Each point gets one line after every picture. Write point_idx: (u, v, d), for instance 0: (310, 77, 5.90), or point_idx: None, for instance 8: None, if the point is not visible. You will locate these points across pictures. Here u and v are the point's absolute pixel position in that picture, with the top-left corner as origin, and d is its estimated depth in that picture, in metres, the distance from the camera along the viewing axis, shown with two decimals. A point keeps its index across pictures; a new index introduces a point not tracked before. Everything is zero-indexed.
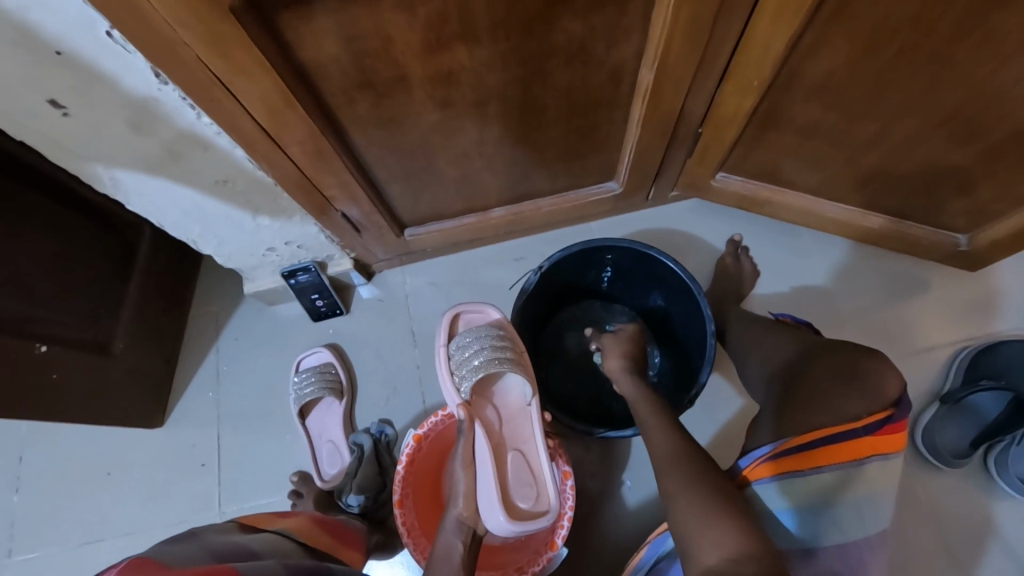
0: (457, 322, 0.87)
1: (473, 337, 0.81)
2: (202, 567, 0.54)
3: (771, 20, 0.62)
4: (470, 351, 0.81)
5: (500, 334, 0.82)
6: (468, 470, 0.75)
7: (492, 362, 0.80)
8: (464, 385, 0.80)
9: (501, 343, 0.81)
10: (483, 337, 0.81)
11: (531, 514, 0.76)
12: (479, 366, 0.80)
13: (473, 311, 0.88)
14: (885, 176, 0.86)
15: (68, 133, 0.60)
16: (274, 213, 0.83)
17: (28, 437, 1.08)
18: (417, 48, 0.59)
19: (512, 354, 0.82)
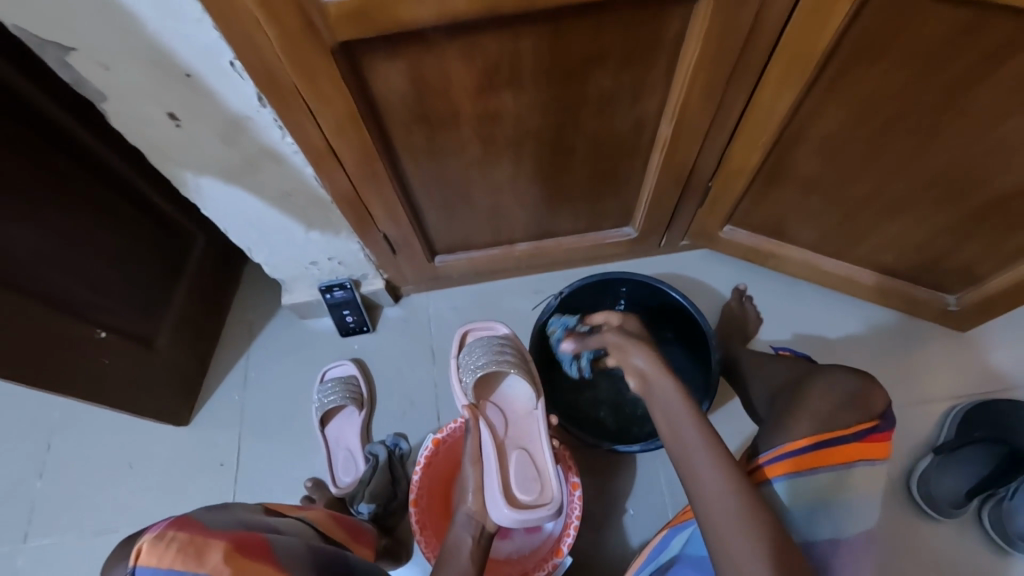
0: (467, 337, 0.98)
1: (479, 344, 0.91)
2: (238, 533, 0.57)
3: (772, 87, 0.74)
4: (474, 355, 0.90)
5: (505, 343, 0.91)
6: (476, 465, 0.82)
7: (493, 363, 0.88)
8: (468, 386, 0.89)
9: (504, 348, 0.90)
10: (489, 344, 0.91)
11: (534, 506, 0.79)
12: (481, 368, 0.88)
13: (483, 328, 0.99)
14: (877, 232, 0.95)
15: (173, 142, 0.71)
16: (325, 228, 0.92)
17: (58, 426, 1.13)
18: (473, 91, 0.71)
19: (516, 358, 0.89)
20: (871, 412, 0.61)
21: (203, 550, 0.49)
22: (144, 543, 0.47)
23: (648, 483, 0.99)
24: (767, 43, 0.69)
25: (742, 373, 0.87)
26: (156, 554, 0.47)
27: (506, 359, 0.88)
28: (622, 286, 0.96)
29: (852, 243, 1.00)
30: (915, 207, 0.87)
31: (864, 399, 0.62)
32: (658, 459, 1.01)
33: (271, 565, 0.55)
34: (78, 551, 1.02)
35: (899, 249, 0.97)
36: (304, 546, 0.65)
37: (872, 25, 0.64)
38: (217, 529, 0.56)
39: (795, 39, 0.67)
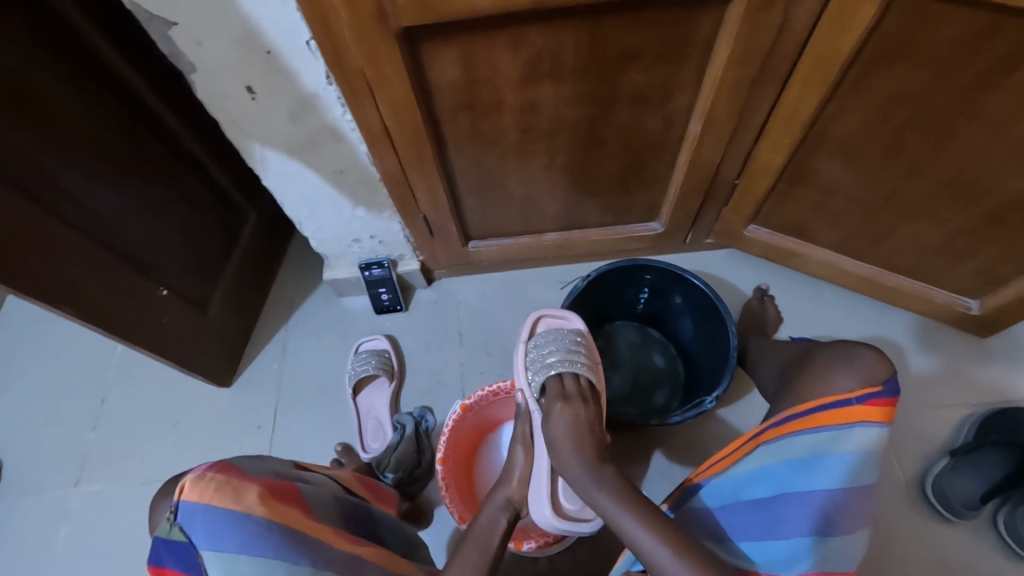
0: (538, 325, 0.93)
1: (553, 338, 0.87)
2: (273, 478, 0.60)
3: (800, 86, 0.78)
4: (548, 349, 0.86)
5: (580, 342, 0.87)
6: (526, 449, 0.85)
7: (570, 359, 0.84)
8: (535, 379, 0.85)
9: (579, 348, 0.86)
10: (565, 339, 0.87)
11: (577, 516, 0.80)
12: (558, 360, 0.84)
13: (555, 316, 0.94)
14: (899, 235, 0.97)
15: (247, 114, 0.79)
16: (370, 206, 0.99)
17: (111, 382, 1.21)
18: (518, 81, 0.76)
19: (589, 361, 0.85)
20: (878, 378, 0.63)
21: (240, 491, 0.53)
22: (187, 479, 0.51)
23: (662, 467, 1.02)
24: (794, 44, 0.73)
25: (755, 361, 0.93)
26: (198, 490, 0.51)
27: (579, 358, 0.84)
28: (646, 274, 1.01)
29: (875, 246, 1.02)
30: (938, 211, 0.90)
31: (873, 368, 0.64)
32: (673, 445, 1.04)
33: (302, 510, 0.59)
34: (124, 498, 1.10)
35: (922, 254, 0.99)
36: (331, 497, 0.68)
37: (895, 30, 0.68)
38: (253, 473, 0.59)
39: (822, 41, 0.71)
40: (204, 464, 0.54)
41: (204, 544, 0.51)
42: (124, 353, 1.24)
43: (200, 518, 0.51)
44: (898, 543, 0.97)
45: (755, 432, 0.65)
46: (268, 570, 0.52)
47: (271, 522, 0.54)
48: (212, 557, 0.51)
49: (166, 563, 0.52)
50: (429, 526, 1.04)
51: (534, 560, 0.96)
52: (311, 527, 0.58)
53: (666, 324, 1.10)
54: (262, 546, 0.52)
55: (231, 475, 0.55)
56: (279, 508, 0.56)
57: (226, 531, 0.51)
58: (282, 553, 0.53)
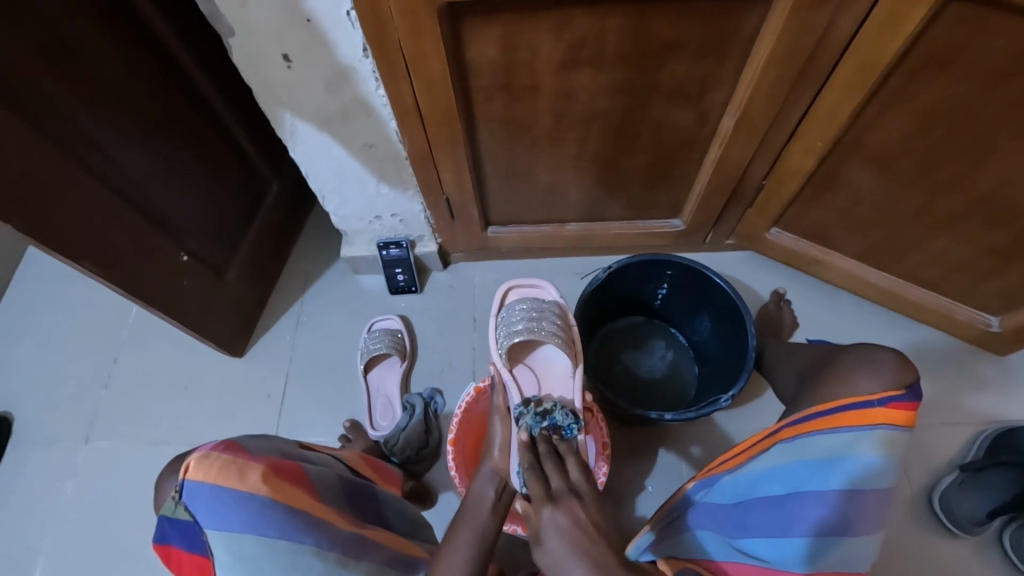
0: (509, 294, 0.92)
1: (521, 308, 0.86)
2: (280, 458, 0.59)
3: (841, 89, 0.77)
4: (515, 317, 0.85)
5: (551, 310, 0.86)
6: (504, 420, 0.79)
7: (535, 328, 0.84)
8: (503, 344, 0.85)
9: (549, 316, 0.85)
10: (536, 306, 0.86)
11: None
12: (523, 328, 0.84)
13: (528, 286, 0.92)
14: (924, 247, 0.97)
15: (283, 81, 0.79)
16: (394, 183, 0.99)
17: (125, 344, 1.22)
18: (555, 66, 0.76)
19: (557, 330, 0.85)
20: (902, 382, 0.63)
21: (245, 470, 0.52)
22: (192, 458, 0.51)
23: (669, 465, 1.02)
24: (840, 45, 0.72)
25: (773, 362, 0.93)
26: (203, 469, 0.51)
27: (546, 324, 0.85)
28: (666, 270, 1.01)
29: (900, 256, 1.01)
30: (967, 226, 0.89)
31: (897, 372, 0.64)
32: (681, 443, 1.04)
33: (308, 491, 0.58)
34: (130, 460, 1.10)
35: (947, 267, 0.98)
36: (339, 479, 0.67)
37: (943, 36, 0.67)
38: (260, 452, 0.58)
39: (869, 43, 0.70)
40: (212, 441, 0.54)
41: (208, 523, 0.51)
42: (139, 316, 1.25)
43: (206, 496, 0.50)
44: (901, 555, 0.97)
45: (773, 429, 0.64)
46: (272, 548, 0.51)
47: (275, 501, 0.53)
48: (218, 535, 0.50)
49: (172, 541, 0.53)
50: (433, 507, 1.04)
51: (536, 546, 0.97)
52: (316, 508, 0.57)
53: (682, 322, 1.10)
54: (265, 526, 0.51)
55: (239, 455, 0.54)
56: (286, 489, 0.55)
57: (231, 510, 0.51)
58: (287, 533, 0.52)
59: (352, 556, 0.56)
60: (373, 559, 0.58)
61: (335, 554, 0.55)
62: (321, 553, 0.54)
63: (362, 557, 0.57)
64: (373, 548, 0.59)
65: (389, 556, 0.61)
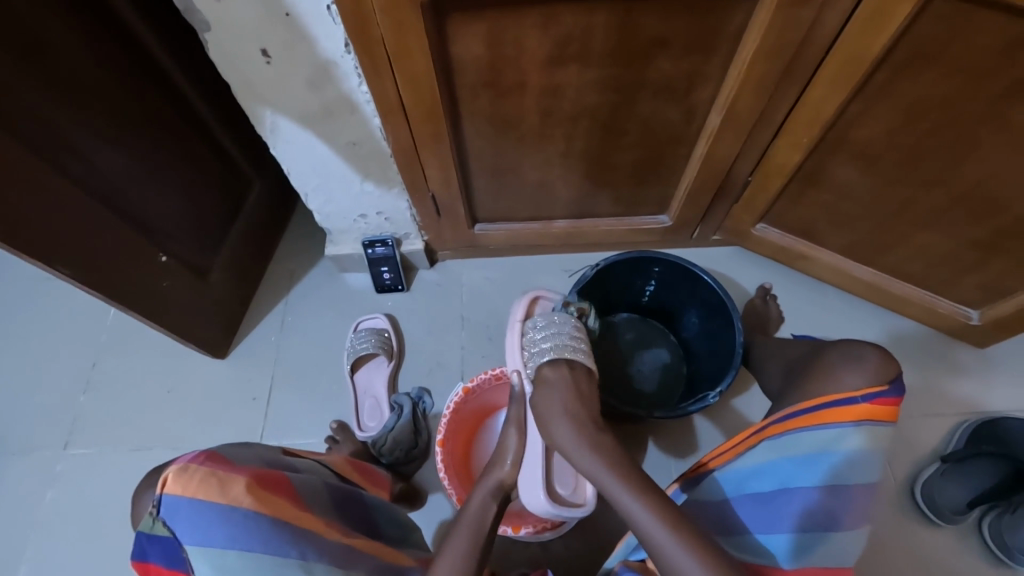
0: (534, 304, 0.93)
1: (550, 324, 0.85)
2: (262, 468, 0.58)
3: (826, 85, 0.77)
4: (545, 335, 0.84)
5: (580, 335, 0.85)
6: (518, 433, 0.83)
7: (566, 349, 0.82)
8: (531, 361, 0.84)
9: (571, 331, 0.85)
10: (557, 324, 0.85)
11: (570, 502, 0.83)
12: (553, 348, 0.82)
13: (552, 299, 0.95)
14: (906, 242, 0.98)
15: (262, 78, 0.77)
16: (379, 181, 0.97)
17: (103, 347, 1.19)
18: (541, 62, 0.75)
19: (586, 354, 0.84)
20: (886, 378, 0.64)
21: (227, 482, 0.51)
22: (171, 472, 0.50)
23: (658, 461, 1.03)
24: (825, 41, 0.72)
25: (759, 357, 0.93)
26: (182, 483, 0.49)
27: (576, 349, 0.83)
28: (655, 266, 1.01)
29: (883, 251, 1.02)
30: (948, 221, 0.90)
31: (880, 367, 0.65)
32: (670, 439, 1.04)
33: (292, 501, 0.57)
34: (111, 466, 1.08)
35: (929, 261, 0.99)
36: (324, 486, 0.66)
37: (926, 33, 0.67)
38: (242, 463, 0.57)
39: (854, 40, 0.70)
40: (191, 453, 0.52)
41: (188, 539, 0.49)
42: (118, 319, 1.22)
43: (184, 511, 0.49)
44: (885, 544, 0.98)
45: (760, 426, 0.65)
46: (255, 563, 0.50)
47: (257, 514, 0.51)
48: (198, 552, 0.49)
49: (151, 558, 0.51)
50: (423, 507, 1.04)
51: (527, 545, 0.97)
52: (300, 518, 0.56)
53: (670, 318, 1.10)
54: (247, 540, 0.50)
55: (219, 466, 0.53)
56: (269, 500, 0.54)
57: (211, 525, 0.49)
58: (271, 546, 0.51)
59: (338, 566, 0.55)
60: (362, 567, 0.58)
61: (321, 565, 0.54)
62: (305, 565, 0.53)
63: (349, 566, 0.56)
64: (360, 557, 0.59)
65: (376, 563, 0.60)
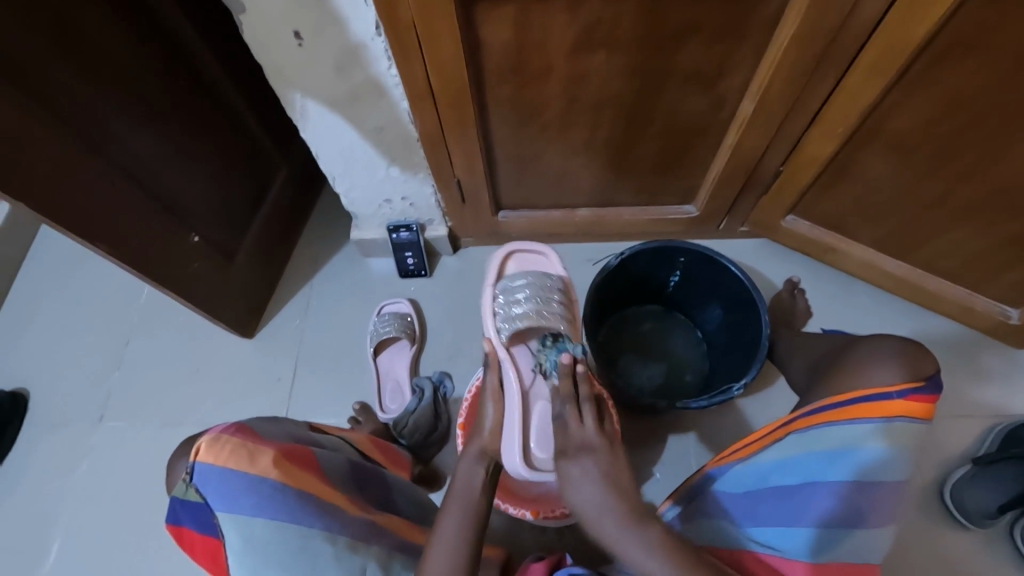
0: (507, 262, 0.88)
1: (529, 286, 0.82)
2: (289, 442, 0.60)
3: (864, 73, 0.75)
4: (520, 296, 0.82)
5: (556, 290, 0.83)
6: (496, 403, 0.79)
7: (539, 312, 0.81)
8: (504, 327, 0.81)
9: (552, 297, 0.82)
10: (540, 286, 0.82)
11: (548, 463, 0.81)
12: (526, 312, 0.81)
13: (526, 253, 0.89)
14: (944, 238, 0.94)
15: (293, 61, 0.77)
16: (404, 166, 0.98)
17: (137, 324, 1.23)
18: (568, 47, 0.74)
19: (562, 314, 0.82)
20: (920, 374, 0.62)
21: (255, 454, 0.53)
22: (203, 442, 0.52)
23: (677, 453, 1.02)
24: (865, 27, 0.69)
25: (785, 354, 0.92)
26: (213, 452, 0.52)
27: (551, 310, 0.81)
28: (679, 257, 1.00)
29: (919, 247, 0.99)
30: (990, 217, 0.87)
31: (916, 363, 0.63)
32: (690, 431, 1.03)
33: (316, 475, 0.58)
34: (144, 439, 1.12)
35: (967, 259, 0.96)
36: (347, 463, 0.67)
37: (972, 21, 0.65)
38: (269, 436, 0.59)
39: (896, 26, 0.68)
40: (222, 425, 0.55)
41: (219, 505, 0.51)
42: (151, 297, 1.26)
43: (214, 480, 0.51)
44: (909, 545, 0.96)
45: (786, 420, 0.64)
46: (282, 532, 0.52)
47: (284, 486, 0.53)
48: (228, 519, 0.51)
49: (184, 522, 0.54)
50: (441, 489, 1.05)
51: (543, 530, 0.98)
52: (324, 492, 0.57)
53: (693, 310, 1.09)
54: (275, 509, 0.52)
55: (248, 439, 0.55)
56: (296, 474, 0.55)
57: (240, 493, 0.51)
58: (297, 517, 0.52)
59: (360, 541, 0.57)
60: (382, 544, 0.59)
61: (344, 538, 0.55)
62: (330, 538, 0.54)
63: (371, 542, 0.58)
64: (380, 534, 0.60)
65: (396, 542, 0.61)
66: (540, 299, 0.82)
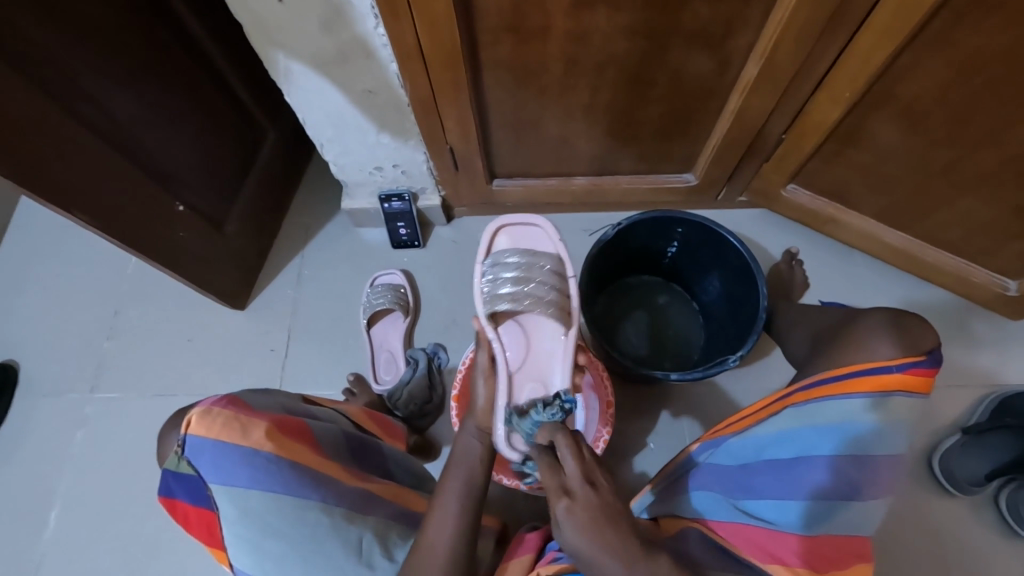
0: (498, 238, 0.83)
1: (514, 263, 0.78)
2: (282, 415, 0.59)
3: (878, 34, 0.71)
4: (504, 274, 0.78)
5: (544, 267, 0.79)
6: (489, 381, 0.76)
7: (520, 291, 0.77)
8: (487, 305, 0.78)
9: (539, 275, 0.78)
10: (525, 263, 0.79)
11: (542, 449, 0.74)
12: (508, 290, 0.77)
13: (519, 227, 0.83)
14: (948, 208, 0.93)
15: (277, 17, 0.73)
16: (395, 132, 0.94)
17: (126, 295, 1.21)
18: (567, 3, 0.70)
19: (547, 294, 0.78)
20: (920, 348, 0.61)
21: (248, 427, 0.52)
22: (194, 413, 0.51)
23: (672, 423, 1.03)
24: None
25: (782, 326, 0.92)
26: (206, 424, 0.51)
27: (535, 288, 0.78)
28: (678, 227, 0.98)
29: (921, 217, 0.97)
30: (996, 186, 0.85)
31: (916, 337, 0.62)
32: (685, 401, 1.04)
33: (312, 447, 0.58)
34: (138, 410, 1.12)
35: (970, 229, 0.94)
36: (341, 435, 0.67)
37: None
38: (262, 408, 0.58)
39: None
40: (213, 398, 0.54)
41: (212, 478, 0.50)
42: (138, 268, 1.23)
43: (207, 454, 0.50)
44: (896, 512, 0.98)
45: (784, 393, 0.64)
46: (277, 504, 0.51)
47: (278, 458, 0.52)
48: (221, 492, 0.50)
49: (177, 495, 0.53)
50: (437, 459, 1.06)
51: (538, 498, 0.99)
52: (320, 465, 0.57)
53: (691, 281, 1.07)
54: (270, 481, 0.51)
55: (240, 411, 0.54)
56: (290, 446, 0.55)
57: (233, 467, 0.50)
58: (291, 490, 0.52)
59: (356, 512, 0.57)
60: (377, 516, 0.59)
61: (339, 510, 0.55)
62: (325, 510, 0.54)
63: (367, 513, 0.58)
64: (376, 506, 0.60)
65: (391, 514, 0.62)
66: (524, 276, 0.78)
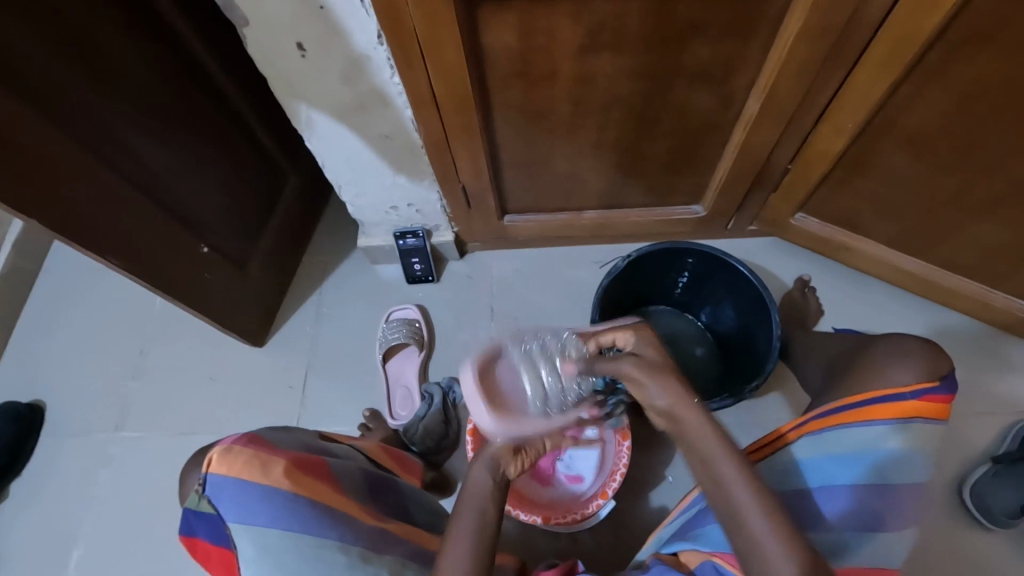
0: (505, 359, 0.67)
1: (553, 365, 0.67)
2: (302, 453, 0.61)
3: (875, 69, 0.74)
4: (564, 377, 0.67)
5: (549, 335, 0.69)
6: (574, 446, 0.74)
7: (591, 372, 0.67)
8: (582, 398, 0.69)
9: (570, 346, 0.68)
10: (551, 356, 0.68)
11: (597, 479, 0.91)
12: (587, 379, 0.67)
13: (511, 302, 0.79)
14: (959, 233, 0.93)
15: (299, 72, 0.78)
16: (411, 174, 0.98)
17: (150, 335, 1.24)
18: (573, 49, 0.73)
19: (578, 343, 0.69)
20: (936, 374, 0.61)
21: (268, 464, 0.54)
22: (215, 452, 0.54)
23: None
24: (873, 21, 0.69)
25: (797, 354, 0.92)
26: (227, 462, 0.53)
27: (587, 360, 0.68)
28: (688, 258, 0.99)
29: (933, 243, 0.97)
30: (1006, 210, 0.85)
31: (930, 363, 0.62)
32: None
33: (328, 486, 0.59)
34: (159, 448, 1.13)
35: (984, 253, 0.94)
36: (359, 472, 0.67)
37: (985, 11, 0.64)
38: (282, 447, 0.60)
39: (905, 20, 0.67)
40: (235, 436, 0.56)
41: (231, 516, 0.52)
42: (163, 309, 1.27)
43: (228, 490, 0.52)
44: (930, 546, 0.95)
45: (800, 421, 0.64)
46: (294, 540, 0.52)
47: (296, 495, 0.54)
48: (239, 528, 0.52)
49: (199, 533, 0.55)
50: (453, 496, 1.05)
51: (557, 535, 0.98)
52: (337, 502, 0.57)
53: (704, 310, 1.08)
54: (287, 518, 0.52)
55: (261, 449, 0.56)
56: (308, 483, 0.56)
57: (253, 503, 0.52)
58: (309, 527, 0.53)
59: (375, 550, 0.56)
60: (397, 552, 0.58)
61: (358, 548, 0.55)
62: (344, 548, 0.54)
63: (386, 551, 0.57)
64: (395, 542, 0.60)
65: (412, 550, 0.61)
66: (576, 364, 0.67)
